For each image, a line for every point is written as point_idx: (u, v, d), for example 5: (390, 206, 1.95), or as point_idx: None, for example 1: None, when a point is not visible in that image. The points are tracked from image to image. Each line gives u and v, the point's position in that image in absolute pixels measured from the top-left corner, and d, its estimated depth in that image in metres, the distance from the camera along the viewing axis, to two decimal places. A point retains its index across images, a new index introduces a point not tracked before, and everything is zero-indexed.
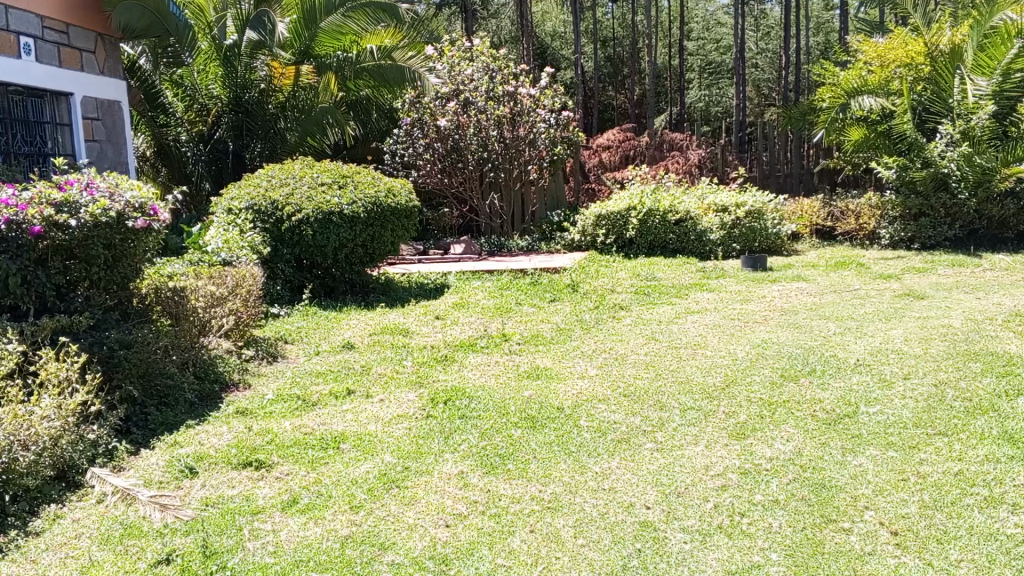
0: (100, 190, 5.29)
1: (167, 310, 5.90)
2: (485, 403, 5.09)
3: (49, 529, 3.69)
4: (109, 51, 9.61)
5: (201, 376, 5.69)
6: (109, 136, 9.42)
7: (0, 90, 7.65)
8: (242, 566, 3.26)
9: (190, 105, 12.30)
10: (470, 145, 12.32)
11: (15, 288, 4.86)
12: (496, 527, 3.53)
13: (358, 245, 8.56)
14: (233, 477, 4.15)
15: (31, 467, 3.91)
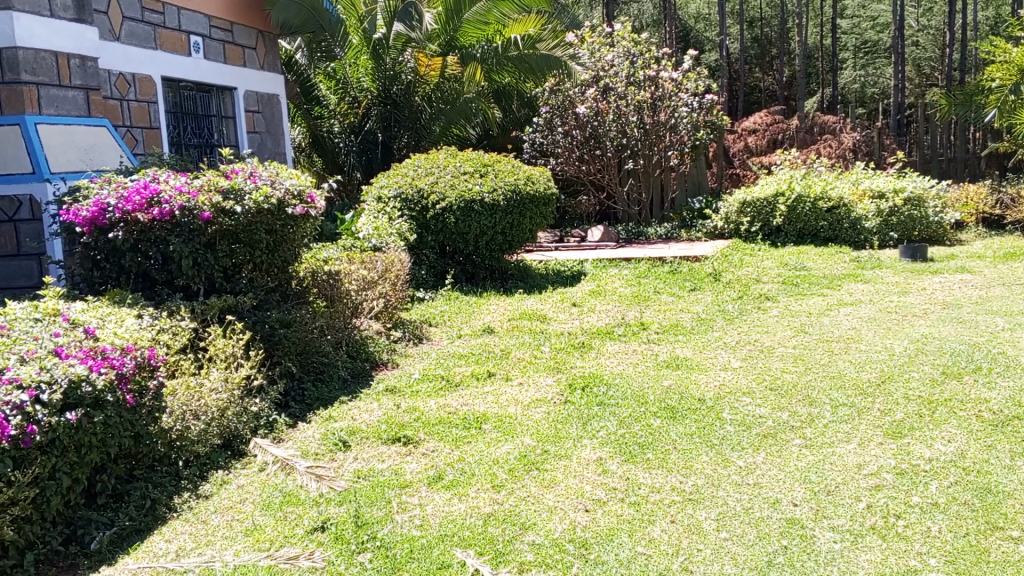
0: (262, 178, 5.63)
1: (323, 292, 6.26)
2: (624, 391, 5.06)
3: (217, 492, 3.98)
4: (269, 48, 10.15)
5: (354, 355, 5.95)
6: (269, 128, 10.00)
7: (173, 85, 8.30)
8: (391, 537, 3.40)
9: (342, 98, 12.79)
10: (608, 131, 12.25)
11: (187, 270, 5.24)
12: (636, 515, 3.51)
13: (498, 232, 8.70)
14: (382, 452, 4.34)
15: (201, 435, 4.26)
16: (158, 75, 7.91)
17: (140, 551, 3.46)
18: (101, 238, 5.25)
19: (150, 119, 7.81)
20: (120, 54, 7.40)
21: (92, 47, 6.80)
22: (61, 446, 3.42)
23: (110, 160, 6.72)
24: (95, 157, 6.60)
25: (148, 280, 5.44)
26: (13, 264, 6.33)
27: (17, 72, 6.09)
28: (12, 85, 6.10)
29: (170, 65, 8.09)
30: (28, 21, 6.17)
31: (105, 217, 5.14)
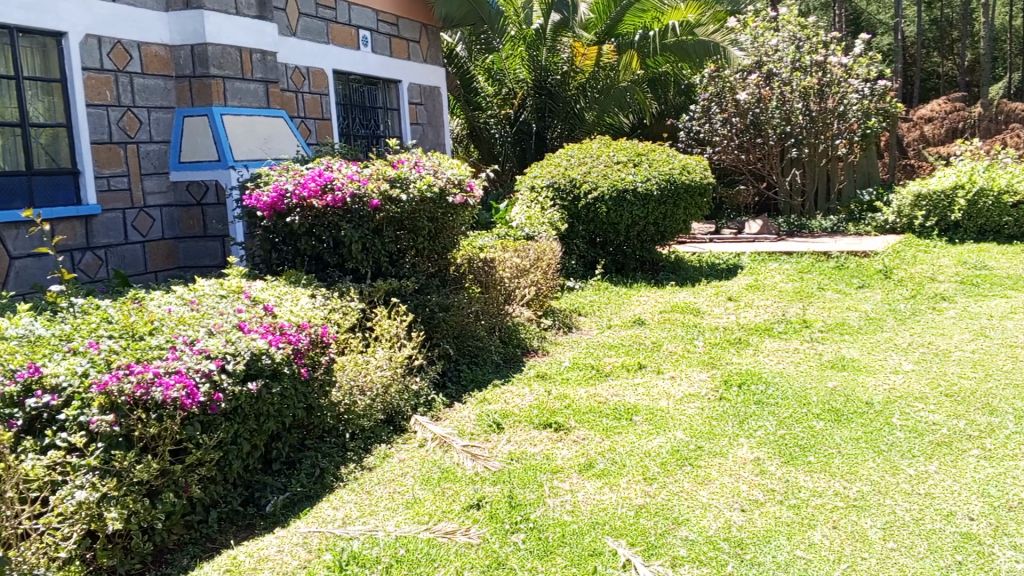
0: (426, 167, 5.83)
1: (478, 279, 6.41)
2: (784, 390, 4.90)
3: (380, 465, 4.19)
4: (432, 41, 10.46)
5: (506, 340, 6.13)
6: (430, 119, 10.34)
7: (343, 78, 8.72)
8: (543, 520, 3.46)
9: (499, 90, 13.02)
10: (771, 119, 11.72)
11: (356, 254, 5.52)
12: (796, 518, 3.40)
13: (650, 222, 8.60)
14: (534, 436, 4.42)
15: (366, 410, 4.51)
16: (329, 68, 8.33)
17: (311, 515, 3.68)
18: (279, 222, 5.61)
19: (322, 110, 8.25)
20: (296, 48, 7.85)
21: (272, 43, 7.25)
22: (242, 414, 3.70)
23: (286, 149, 7.17)
24: (272, 147, 7.05)
25: (320, 262, 5.79)
26: (200, 245, 6.88)
27: (206, 66, 6.62)
28: (202, 79, 6.64)
29: (341, 59, 8.51)
30: (217, 19, 6.67)
31: (284, 202, 5.49)
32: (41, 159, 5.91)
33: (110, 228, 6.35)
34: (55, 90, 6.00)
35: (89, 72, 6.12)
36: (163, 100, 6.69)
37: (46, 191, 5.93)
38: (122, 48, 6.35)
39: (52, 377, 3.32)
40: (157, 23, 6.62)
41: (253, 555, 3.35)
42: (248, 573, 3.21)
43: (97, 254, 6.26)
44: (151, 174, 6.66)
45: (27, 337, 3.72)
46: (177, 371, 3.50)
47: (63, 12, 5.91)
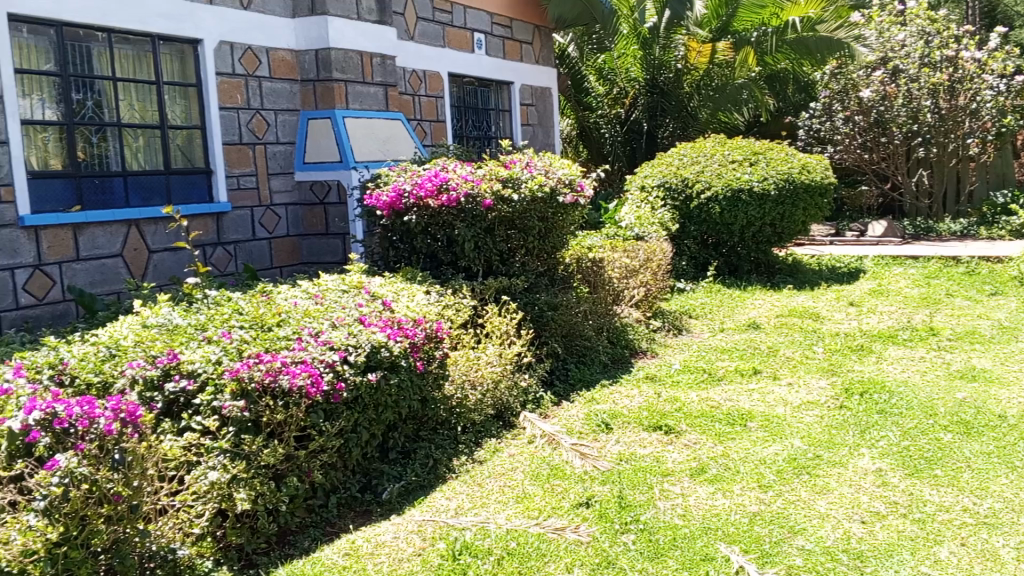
0: (537, 168, 5.87)
1: (586, 278, 6.42)
2: (908, 400, 4.70)
3: (491, 459, 4.27)
4: (544, 42, 10.51)
5: (614, 341, 6.10)
6: (541, 120, 10.41)
7: (457, 80, 8.89)
8: (654, 522, 3.45)
9: (610, 90, 12.95)
10: (897, 117, 11.22)
11: (469, 252, 5.64)
12: (920, 533, 3.27)
13: (766, 223, 8.39)
14: (644, 438, 4.40)
15: (477, 404, 4.59)
16: (445, 70, 8.51)
17: (425, 504, 3.79)
18: (398, 221, 5.79)
19: (438, 112, 8.43)
20: (414, 52, 8.06)
21: (391, 46, 7.47)
22: (362, 404, 3.87)
23: (404, 150, 7.38)
24: (391, 148, 7.27)
25: (434, 260, 5.93)
26: (321, 242, 7.16)
27: (329, 70, 6.88)
28: (325, 83, 6.91)
29: (456, 61, 8.68)
30: (340, 24, 6.94)
31: (402, 202, 5.66)
32: (178, 159, 6.27)
33: (239, 226, 6.69)
34: (192, 95, 6.36)
35: (222, 77, 6.47)
36: (290, 103, 6.99)
37: (182, 189, 6.30)
38: (252, 53, 6.67)
39: (189, 363, 3.53)
40: (285, 29, 6.92)
41: (371, 540, 3.47)
42: (366, 557, 3.33)
43: (228, 250, 6.61)
44: (278, 174, 6.98)
45: (166, 325, 3.96)
46: (303, 361, 3.68)
47: (199, 20, 6.27)
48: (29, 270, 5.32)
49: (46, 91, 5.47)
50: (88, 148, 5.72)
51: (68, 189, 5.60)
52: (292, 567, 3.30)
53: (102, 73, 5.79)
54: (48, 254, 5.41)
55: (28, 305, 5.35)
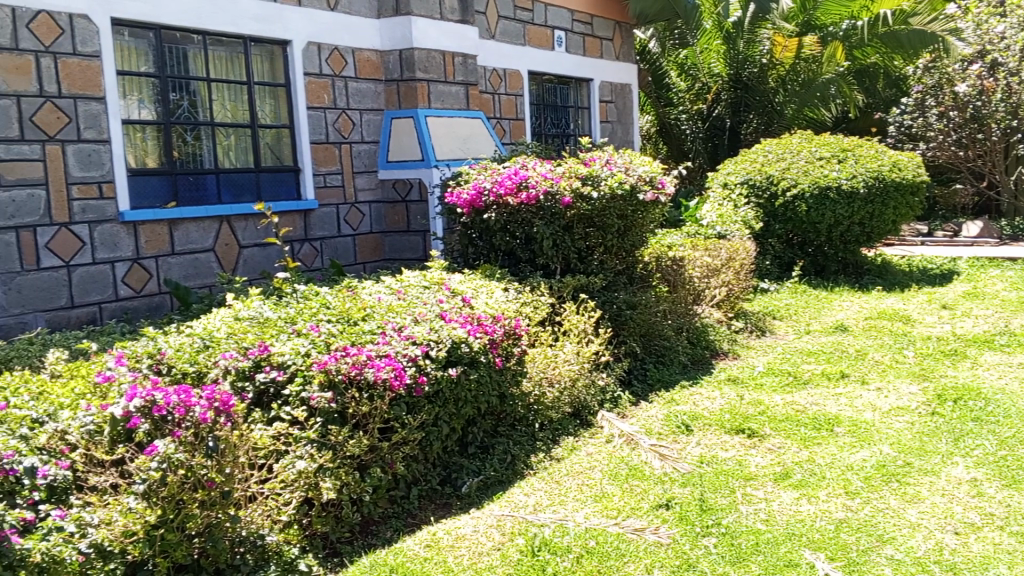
0: (617, 165, 5.83)
1: (666, 277, 6.36)
2: (1006, 408, 4.50)
3: (568, 457, 4.27)
4: (625, 38, 10.43)
5: (694, 341, 6.02)
6: (620, 117, 10.34)
7: (537, 78, 8.91)
8: (736, 526, 3.40)
9: (692, 85, 12.76)
10: (995, 112, 10.74)
11: (548, 250, 5.65)
12: (1018, 546, 3.13)
13: (855, 222, 8.13)
14: (725, 441, 4.33)
15: (555, 401, 4.60)
16: (525, 68, 8.55)
17: (503, 500, 3.82)
18: (477, 219, 5.88)
19: (517, 110, 8.46)
20: (495, 51, 8.12)
21: (473, 46, 7.55)
22: (443, 398, 3.93)
23: (485, 148, 7.44)
24: (471, 146, 7.34)
25: (513, 258, 5.97)
26: (403, 239, 7.28)
27: (412, 70, 7.00)
28: (409, 82, 7.03)
29: (536, 59, 8.70)
30: (423, 24, 7.04)
31: (482, 200, 5.75)
32: (268, 157, 6.47)
33: (325, 223, 6.85)
34: (281, 94, 6.54)
35: (310, 77, 6.63)
36: (374, 103, 7.13)
37: (271, 186, 6.50)
38: (339, 54, 6.83)
39: (279, 355, 3.65)
40: (370, 30, 7.06)
41: (451, 533, 3.52)
42: (447, 549, 3.38)
43: (314, 246, 6.78)
44: (362, 172, 7.13)
45: (257, 318, 4.10)
46: (386, 355, 3.78)
47: (289, 21, 6.44)
48: (128, 263, 5.57)
49: (145, 91, 5.71)
50: (183, 146, 5.95)
51: (164, 186, 5.84)
52: (375, 557, 3.37)
53: (197, 74, 6.01)
54: (145, 248, 5.66)
55: (126, 297, 5.60)
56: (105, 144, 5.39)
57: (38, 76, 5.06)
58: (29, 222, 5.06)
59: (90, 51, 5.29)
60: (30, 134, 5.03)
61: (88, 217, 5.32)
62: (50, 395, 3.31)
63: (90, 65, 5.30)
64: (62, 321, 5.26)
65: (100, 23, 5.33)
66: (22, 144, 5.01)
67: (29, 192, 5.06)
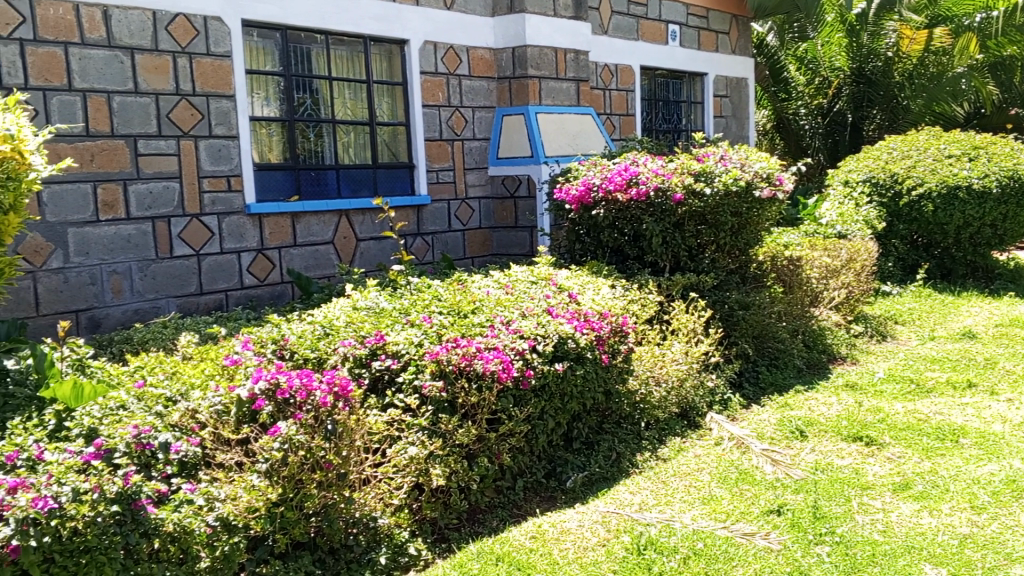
0: (732, 161, 5.71)
1: (782, 277, 6.18)
2: None
3: (675, 457, 4.23)
4: (742, 32, 10.18)
5: (810, 345, 5.84)
6: (735, 111, 10.11)
7: (648, 73, 8.82)
8: (851, 536, 3.28)
9: (812, 80, 12.25)
10: None
11: (656, 247, 5.60)
12: None
13: (987, 223, 7.70)
14: (842, 448, 4.19)
15: (662, 401, 4.56)
16: (638, 64, 8.48)
17: (609, 497, 3.81)
18: (586, 215, 5.87)
19: (628, 106, 8.40)
20: (607, 46, 8.09)
21: (585, 42, 7.56)
22: (549, 392, 3.97)
23: (594, 144, 7.43)
24: (581, 143, 7.34)
25: (622, 255, 5.94)
26: (512, 234, 7.36)
27: (525, 67, 7.07)
28: (521, 79, 7.11)
29: (649, 54, 8.62)
30: (537, 21, 7.10)
31: (591, 196, 5.73)
32: (384, 153, 6.66)
33: (437, 218, 6.99)
34: (397, 92, 6.72)
35: (426, 75, 6.78)
36: (486, 100, 7.23)
37: (387, 182, 6.69)
38: (454, 52, 6.95)
39: (393, 344, 3.77)
40: (485, 28, 7.17)
41: (556, 526, 3.55)
42: (552, 542, 3.41)
43: (426, 240, 6.93)
44: (473, 169, 7.24)
45: (374, 308, 4.23)
46: (495, 348, 3.83)
47: (407, 20, 6.60)
48: (253, 253, 5.85)
49: (270, 90, 5.97)
50: (305, 143, 6.19)
51: (288, 181, 6.09)
52: (482, 545, 3.43)
53: (319, 73, 6.24)
54: (269, 239, 5.92)
55: (251, 286, 5.87)
56: (234, 140, 5.67)
57: (175, 76, 5.36)
58: (164, 213, 5.36)
59: (222, 51, 5.57)
60: (167, 130, 5.34)
61: (217, 209, 5.61)
62: (182, 374, 3.51)
63: (222, 64, 5.58)
64: (192, 307, 5.56)
65: (231, 24, 5.60)
66: (160, 139, 5.31)
67: (165, 185, 5.36)
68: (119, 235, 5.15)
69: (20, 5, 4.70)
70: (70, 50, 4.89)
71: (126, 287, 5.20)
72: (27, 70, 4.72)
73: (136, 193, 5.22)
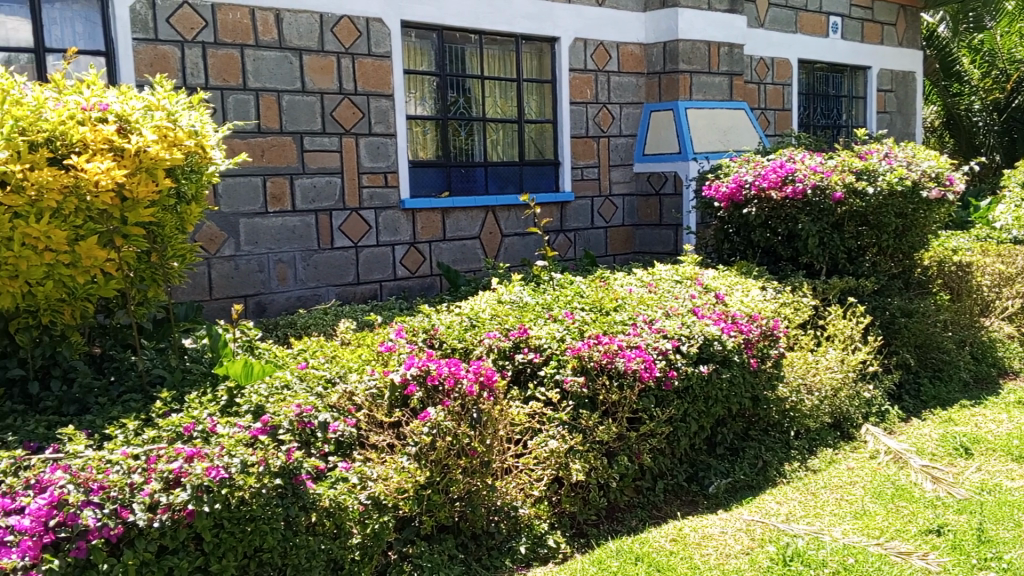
0: (898, 159, 5.44)
1: (949, 284, 5.80)
2: None
3: (826, 469, 4.07)
4: (910, 22, 9.61)
5: (977, 357, 5.48)
6: (900, 107, 9.57)
7: (807, 67, 8.49)
8: (1021, 563, 3.05)
9: (988, 73, 11.55)
10: None
11: (812, 248, 5.39)
12: None
13: None
14: (1012, 469, 3.90)
15: (814, 410, 4.40)
16: (795, 58, 8.17)
17: (754, 505, 3.72)
18: (736, 213, 5.73)
19: (784, 101, 8.12)
20: (764, 40, 7.84)
21: (739, 36, 7.37)
22: (693, 394, 3.91)
23: (747, 141, 7.24)
24: (733, 139, 7.18)
25: (774, 256, 5.77)
26: (657, 232, 7.27)
27: (676, 62, 6.98)
28: (672, 74, 7.02)
29: (807, 48, 8.29)
30: (690, 16, 6.98)
31: (742, 193, 5.58)
32: (531, 150, 6.75)
33: (581, 215, 7.00)
34: (547, 90, 6.79)
35: (576, 72, 6.80)
36: (635, 96, 7.19)
37: (533, 179, 6.77)
38: (604, 49, 6.94)
39: (536, 339, 3.83)
40: (636, 23, 7.12)
41: (698, 531, 3.49)
42: (693, 546, 3.36)
43: (569, 236, 6.95)
44: (619, 166, 7.21)
45: (518, 302, 4.29)
46: (637, 347, 3.84)
47: (559, 18, 6.65)
48: (406, 247, 6.07)
49: (426, 89, 6.17)
50: (457, 140, 6.36)
51: (439, 177, 6.28)
52: (621, 543, 3.42)
53: (473, 72, 6.40)
54: (421, 233, 6.13)
55: (403, 277, 6.10)
56: (392, 138, 5.91)
57: (339, 76, 5.64)
58: (327, 206, 5.65)
59: (382, 52, 5.81)
60: (330, 127, 5.62)
61: (375, 203, 5.87)
62: (341, 358, 3.69)
63: (382, 65, 5.83)
64: (350, 295, 5.84)
65: (391, 25, 5.83)
66: (324, 136, 5.60)
67: (327, 180, 5.65)
68: (285, 226, 5.48)
69: (203, 10, 5.07)
70: (246, 52, 5.23)
71: (291, 275, 5.53)
72: (207, 71, 5.10)
73: (302, 187, 5.53)
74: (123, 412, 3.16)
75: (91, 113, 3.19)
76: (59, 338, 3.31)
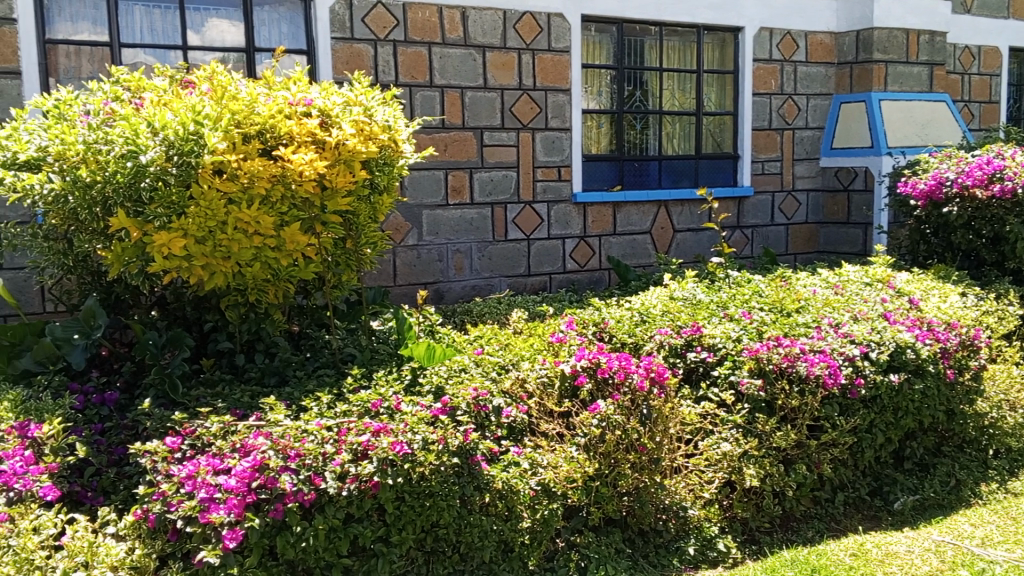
0: None
1: None
2: None
3: None
4: None
5: None
6: None
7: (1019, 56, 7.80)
8: None
9: None
10: None
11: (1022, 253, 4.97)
12: None
13: None
14: None
15: (1016, 428, 4.09)
16: (1005, 45, 7.53)
17: (945, 526, 3.48)
18: (934, 212, 5.34)
19: (991, 93, 7.50)
20: (970, 26, 7.26)
21: (942, 22, 6.89)
22: (881, 404, 3.69)
23: (947, 135, 6.93)
24: (930, 133, 6.87)
25: (975, 259, 5.36)
26: (843, 231, 6.93)
27: (870, 51, 6.60)
28: (865, 64, 6.65)
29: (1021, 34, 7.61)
30: (888, 2, 6.58)
31: (942, 191, 5.21)
32: (709, 144, 6.63)
33: (758, 210, 6.76)
34: (728, 82, 6.62)
35: (760, 63, 6.57)
36: (823, 87, 6.87)
37: (709, 173, 6.63)
38: (791, 38, 6.66)
39: (709, 337, 3.78)
40: (826, 11, 6.80)
41: (882, 547, 3.31)
42: (875, 563, 3.17)
43: (746, 233, 6.73)
44: (802, 160, 6.91)
45: (691, 299, 4.24)
46: (821, 351, 3.69)
47: (744, 8, 6.44)
48: (576, 240, 6.13)
49: (604, 83, 6.19)
50: (632, 133, 6.34)
51: (613, 171, 6.29)
52: (796, 553, 3.29)
53: (651, 66, 6.34)
54: (592, 227, 6.17)
55: (573, 270, 6.16)
56: (567, 132, 5.97)
57: (519, 72, 5.75)
58: (503, 199, 5.79)
59: (562, 47, 5.87)
60: (509, 122, 5.75)
61: (548, 197, 5.96)
62: (516, 347, 3.79)
63: (562, 59, 5.89)
64: (522, 286, 5.96)
65: (572, 20, 5.87)
66: (503, 131, 5.74)
67: (505, 173, 5.78)
68: (464, 218, 5.67)
69: (395, 9, 5.31)
70: (433, 50, 5.44)
71: (467, 265, 5.71)
72: (397, 68, 5.34)
73: (480, 180, 5.69)
74: (317, 385, 3.40)
75: (297, 108, 3.44)
76: (262, 315, 3.59)
